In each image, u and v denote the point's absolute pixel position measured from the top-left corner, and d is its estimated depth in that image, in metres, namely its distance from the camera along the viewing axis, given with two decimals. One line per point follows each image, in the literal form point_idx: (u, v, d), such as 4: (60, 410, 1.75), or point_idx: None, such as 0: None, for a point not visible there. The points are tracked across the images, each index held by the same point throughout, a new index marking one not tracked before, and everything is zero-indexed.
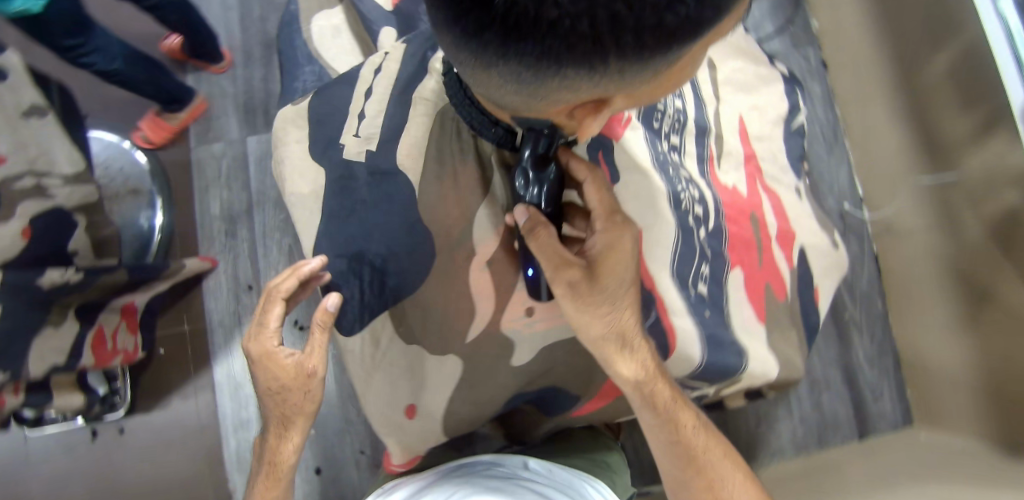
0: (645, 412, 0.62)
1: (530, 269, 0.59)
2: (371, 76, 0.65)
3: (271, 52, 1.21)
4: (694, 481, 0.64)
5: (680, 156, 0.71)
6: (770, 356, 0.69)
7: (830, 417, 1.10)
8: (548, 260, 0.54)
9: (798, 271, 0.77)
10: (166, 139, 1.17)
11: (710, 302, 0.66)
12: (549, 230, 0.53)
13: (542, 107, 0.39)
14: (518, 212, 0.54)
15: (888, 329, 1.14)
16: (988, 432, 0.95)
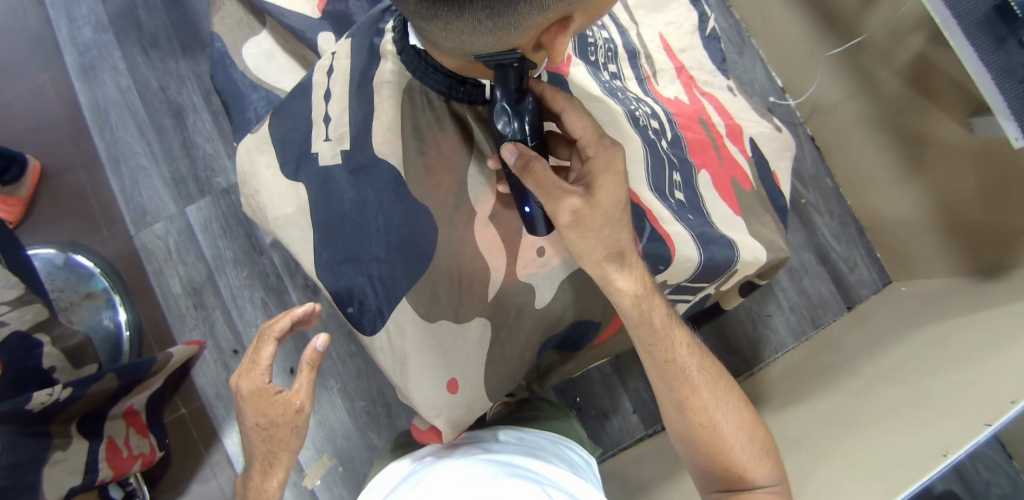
0: (642, 331, 0.65)
1: (527, 208, 0.64)
2: (326, 78, 0.68)
3: (182, 119, 1.17)
4: (689, 403, 0.66)
5: (622, 81, 0.78)
6: (754, 240, 0.73)
7: (816, 298, 1.16)
8: (545, 193, 0.58)
9: (755, 161, 0.82)
10: (103, 235, 1.13)
11: (690, 206, 0.72)
12: (540, 165, 0.56)
13: (516, 40, 0.48)
14: (506, 152, 0.56)
15: (842, 201, 1.21)
16: (954, 263, 1.04)
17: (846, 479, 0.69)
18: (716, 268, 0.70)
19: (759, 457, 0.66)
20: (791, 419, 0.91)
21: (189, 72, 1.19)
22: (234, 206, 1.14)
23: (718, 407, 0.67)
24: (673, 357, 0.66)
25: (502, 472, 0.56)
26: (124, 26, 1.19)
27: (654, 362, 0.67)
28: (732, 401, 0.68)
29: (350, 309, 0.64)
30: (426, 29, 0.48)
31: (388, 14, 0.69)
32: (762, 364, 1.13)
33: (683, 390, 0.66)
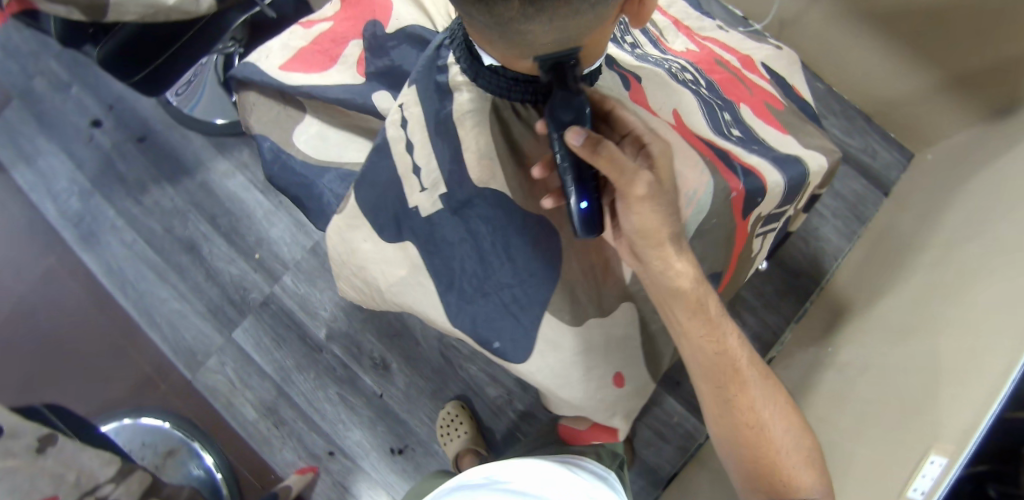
0: (692, 324, 0.65)
1: (584, 202, 0.54)
2: (401, 133, 0.65)
3: (196, 251, 1.18)
4: (735, 402, 0.68)
5: (642, 48, 0.77)
6: (812, 150, 0.74)
7: (853, 197, 1.17)
8: (621, 172, 0.55)
9: (776, 83, 0.83)
10: (156, 389, 1.12)
11: (751, 138, 0.72)
12: (610, 148, 0.53)
13: (602, 14, 0.48)
14: (573, 134, 0.52)
15: (841, 98, 1.22)
16: (976, 112, 1.03)
17: (951, 346, 0.69)
18: (790, 185, 0.70)
19: (807, 464, 0.67)
20: (884, 311, 0.89)
21: (186, 204, 1.20)
22: (278, 314, 1.14)
23: (767, 405, 0.68)
24: (726, 348, 0.67)
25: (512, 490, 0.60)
26: (111, 185, 1.21)
27: (701, 355, 0.67)
28: (781, 402, 0.69)
29: (495, 345, 0.66)
30: (518, 26, 0.46)
31: (443, 49, 0.66)
32: (829, 274, 1.14)
33: (732, 386, 0.68)
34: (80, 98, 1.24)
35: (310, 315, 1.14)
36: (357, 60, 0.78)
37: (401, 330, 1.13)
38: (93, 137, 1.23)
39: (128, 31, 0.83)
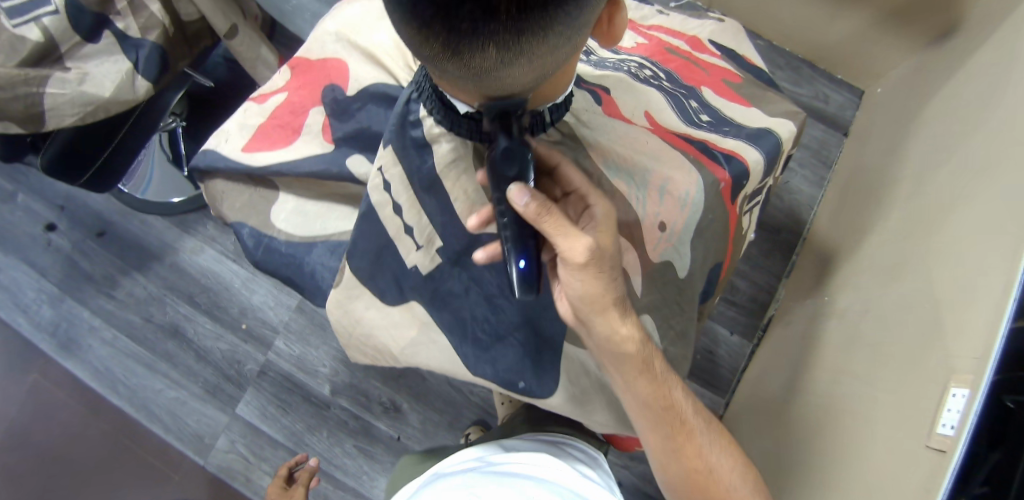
0: (640, 381, 0.64)
1: (523, 260, 0.54)
2: (385, 197, 0.65)
3: (182, 335, 1.14)
4: (683, 452, 0.68)
5: (596, 53, 0.78)
6: (780, 116, 0.75)
7: (814, 146, 1.20)
8: (563, 235, 0.56)
9: (725, 58, 0.84)
10: (168, 483, 1.08)
11: (720, 121, 0.73)
12: (554, 210, 0.54)
13: (577, 42, 0.46)
14: (516, 194, 0.52)
15: (784, 52, 1.24)
16: (917, 40, 1.06)
17: (942, 278, 0.70)
18: (768, 159, 0.71)
19: None
20: (872, 249, 0.91)
21: (161, 290, 1.16)
22: (278, 380, 1.12)
23: (713, 452, 0.69)
24: (673, 402, 0.67)
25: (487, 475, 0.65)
26: (81, 287, 1.17)
27: (651, 410, 0.66)
28: (725, 448, 0.71)
29: (522, 386, 0.66)
30: (497, 74, 0.43)
31: (413, 103, 0.65)
32: (808, 224, 1.17)
33: (680, 437, 0.68)
34: (28, 205, 1.19)
35: (309, 374, 1.12)
36: (322, 126, 0.76)
37: (405, 369, 1.12)
38: (50, 241, 1.18)
39: (64, 135, 0.80)
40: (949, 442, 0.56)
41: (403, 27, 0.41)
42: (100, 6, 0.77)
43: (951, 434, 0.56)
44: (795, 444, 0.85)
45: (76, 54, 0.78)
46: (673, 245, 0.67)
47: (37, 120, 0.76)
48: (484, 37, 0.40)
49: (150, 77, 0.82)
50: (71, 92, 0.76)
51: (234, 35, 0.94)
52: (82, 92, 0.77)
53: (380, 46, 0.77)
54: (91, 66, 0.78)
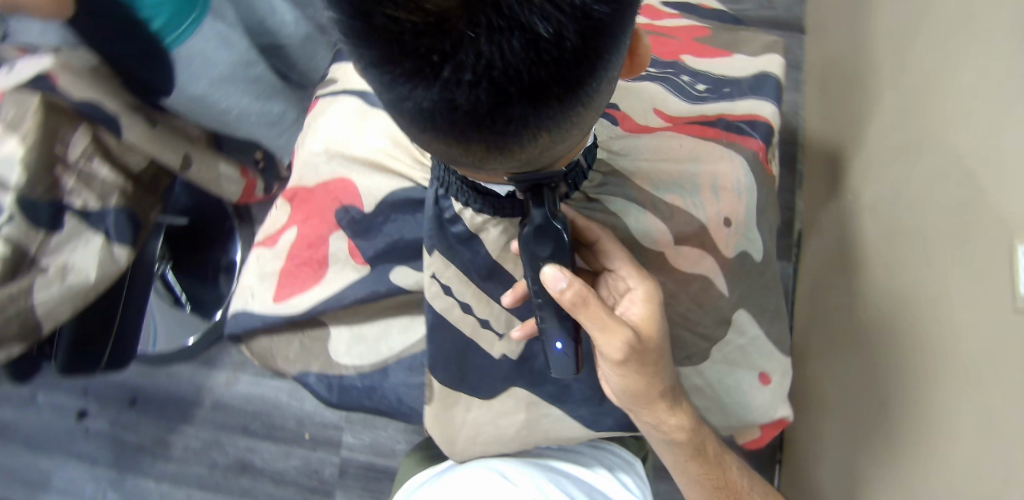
0: (692, 464, 0.67)
1: (558, 343, 0.52)
2: (450, 300, 0.65)
3: (252, 466, 1.13)
4: None
5: None
6: (762, 56, 0.77)
7: None
8: (606, 325, 0.55)
9: (685, 16, 0.85)
10: None
11: (718, 84, 0.74)
12: (593, 303, 0.52)
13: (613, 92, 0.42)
14: (553, 275, 0.50)
15: None
16: None
17: (971, 152, 0.68)
18: (778, 103, 0.74)
19: None
20: (878, 135, 0.89)
21: (214, 432, 1.15)
22: (362, 472, 1.10)
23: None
24: (726, 483, 0.69)
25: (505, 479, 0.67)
26: (134, 459, 1.14)
27: (702, 489, 0.69)
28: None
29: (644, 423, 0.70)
30: (542, 154, 0.41)
31: (443, 199, 0.63)
32: (801, 129, 1.16)
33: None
34: (50, 401, 1.16)
35: (388, 456, 1.11)
36: (347, 251, 0.73)
37: None
38: (87, 427, 1.16)
39: (68, 331, 0.78)
40: None
41: (443, 145, 0.38)
42: (50, 193, 0.73)
43: None
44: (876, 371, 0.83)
45: (48, 250, 0.73)
46: (744, 233, 0.66)
47: (34, 332, 0.73)
48: (532, 128, 0.37)
49: (126, 241, 0.81)
50: (58, 291, 0.73)
51: (189, 166, 0.95)
52: (71, 285, 0.74)
53: (371, 149, 0.74)
54: (66, 254, 0.75)
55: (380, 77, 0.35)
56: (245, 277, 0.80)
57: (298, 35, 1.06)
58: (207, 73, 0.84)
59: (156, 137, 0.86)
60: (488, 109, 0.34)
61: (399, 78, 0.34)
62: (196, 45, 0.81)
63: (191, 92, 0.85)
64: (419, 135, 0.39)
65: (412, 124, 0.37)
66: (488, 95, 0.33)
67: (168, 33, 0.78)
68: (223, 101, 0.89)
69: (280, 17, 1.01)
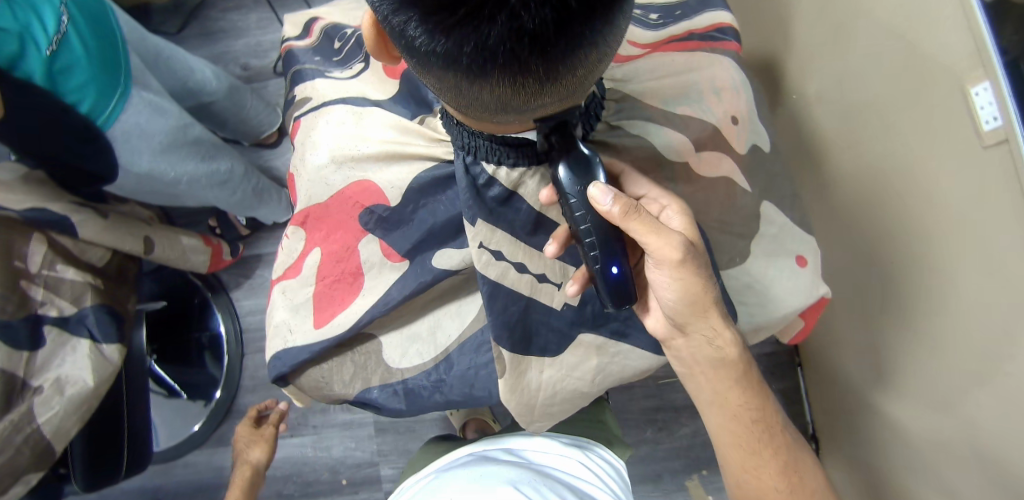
0: (734, 389, 0.68)
1: (614, 266, 0.56)
2: (502, 264, 0.66)
3: None
4: (773, 465, 0.69)
5: None
6: None
7: None
8: (656, 236, 0.58)
9: None
10: None
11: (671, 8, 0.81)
12: (640, 209, 0.57)
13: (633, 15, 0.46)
14: (598, 193, 0.54)
15: None
16: None
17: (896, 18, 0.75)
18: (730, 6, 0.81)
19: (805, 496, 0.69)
20: (799, 28, 0.95)
21: None
22: None
23: (806, 460, 0.70)
24: (763, 418, 0.69)
25: (504, 476, 0.65)
26: None
27: (738, 423, 0.69)
28: (809, 461, 0.71)
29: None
30: (587, 76, 0.45)
31: (473, 165, 0.64)
32: None
33: (767, 451, 0.69)
34: None
35: None
36: (383, 253, 0.72)
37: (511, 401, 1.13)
38: None
39: (80, 444, 0.71)
40: (1001, 130, 0.62)
41: (505, 83, 0.42)
42: (23, 309, 0.70)
43: (1000, 123, 0.62)
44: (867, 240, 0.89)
45: (35, 369, 0.70)
46: (749, 127, 0.75)
47: (47, 453, 0.69)
48: (580, 48, 0.41)
49: (113, 339, 0.76)
50: (60, 406, 0.69)
51: (153, 248, 0.94)
52: (71, 397, 0.70)
53: (379, 144, 0.74)
54: (55, 369, 0.71)
55: (448, 28, 0.39)
56: (275, 315, 0.76)
57: (223, 89, 1.04)
58: (150, 145, 0.81)
59: (113, 226, 0.85)
60: (553, 31, 0.39)
61: (469, 20, 0.38)
62: (129, 120, 0.76)
63: (136, 169, 0.81)
64: (482, 81, 0.42)
65: (477, 71, 0.41)
66: (552, 15, 0.38)
67: (99, 115, 0.72)
68: (171, 171, 0.86)
69: (200, 74, 0.98)
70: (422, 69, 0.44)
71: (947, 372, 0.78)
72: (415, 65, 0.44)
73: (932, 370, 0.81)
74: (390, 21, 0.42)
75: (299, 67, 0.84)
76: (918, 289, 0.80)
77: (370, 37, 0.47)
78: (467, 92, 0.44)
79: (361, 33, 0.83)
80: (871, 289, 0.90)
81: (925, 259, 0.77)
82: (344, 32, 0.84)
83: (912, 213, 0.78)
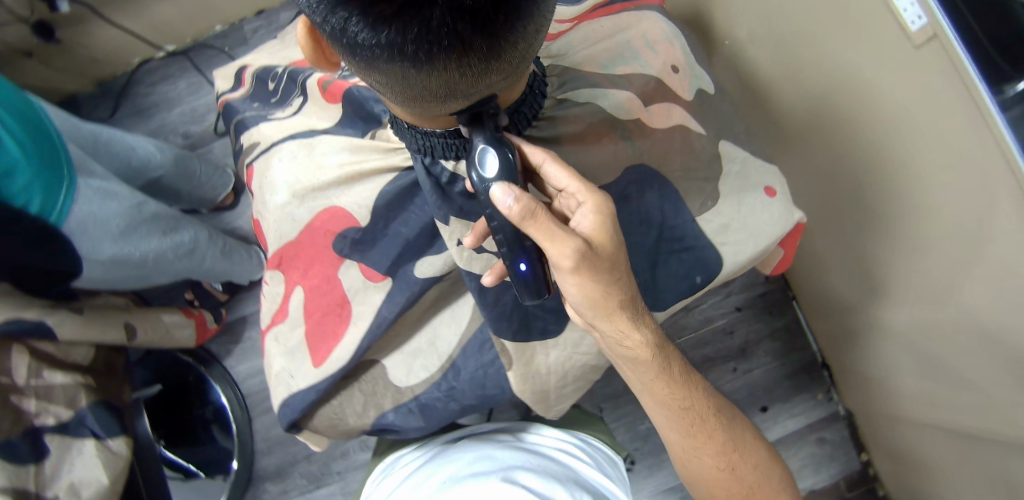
0: (658, 384, 0.70)
1: (523, 265, 0.57)
2: (485, 257, 0.67)
3: None
4: (704, 445, 0.73)
5: None
6: None
7: None
8: (555, 236, 0.57)
9: None
10: None
11: None
12: (542, 212, 0.55)
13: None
14: (500, 193, 0.54)
15: None
16: None
17: None
18: None
19: (743, 471, 0.73)
20: None
21: None
22: None
23: (742, 433, 0.74)
24: (693, 403, 0.72)
25: (489, 460, 0.66)
26: None
27: (670, 411, 0.72)
28: (743, 436, 0.74)
29: (700, 278, 0.71)
30: (528, 48, 0.46)
31: (434, 164, 0.66)
32: None
33: (701, 435, 0.72)
34: None
35: None
36: (365, 276, 0.71)
37: None
38: None
39: None
40: (928, 28, 0.66)
41: (452, 65, 0.43)
42: (20, 424, 0.69)
43: (925, 21, 0.66)
44: (827, 161, 0.91)
45: (47, 479, 0.69)
46: (689, 74, 0.76)
47: None
48: (520, 20, 0.42)
49: (117, 432, 0.77)
50: None
51: (136, 332, 0.93)
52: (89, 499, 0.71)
53: (338, 169, 0.74)
54: (67, 475, 0.71)
55: (390, 18, 0.39)
56: (273, 365, 0.74)
57: (169, 161, 1.02)
58: (109, 231, 0.79)
59: (92, 324, 0.83)
60: (491, 5, 0.39)
61: (408, 7, 0.38)
62: (81, 210, 0.75)
63: (100, 258, 0.79)
64: (426, 67, 0.43)
65: (422, 57, 0.42)
66: None
67: (50, 214, 0.70)
68: (136, 251, 0.84)
69: (143, 151, 0.97)
70: (367, 67, 0.44)
71: (936, 266, 0.80)
72: (359, 64, 0.45)
73: (920, 268, 0.83)
74: (326, 23, 0.42)
75: (241, 116, 0.83)
76: (883, 194, 0.83)
77: (305, 45, 0.51)
78: (415, 81, 0.45)
79: (291, 69, 0.82)
80: (845, 204, 0.92)
81: (886, 161, 0.80)
82: (275, 71, 0.84)
83: (868, 122, 0.80)
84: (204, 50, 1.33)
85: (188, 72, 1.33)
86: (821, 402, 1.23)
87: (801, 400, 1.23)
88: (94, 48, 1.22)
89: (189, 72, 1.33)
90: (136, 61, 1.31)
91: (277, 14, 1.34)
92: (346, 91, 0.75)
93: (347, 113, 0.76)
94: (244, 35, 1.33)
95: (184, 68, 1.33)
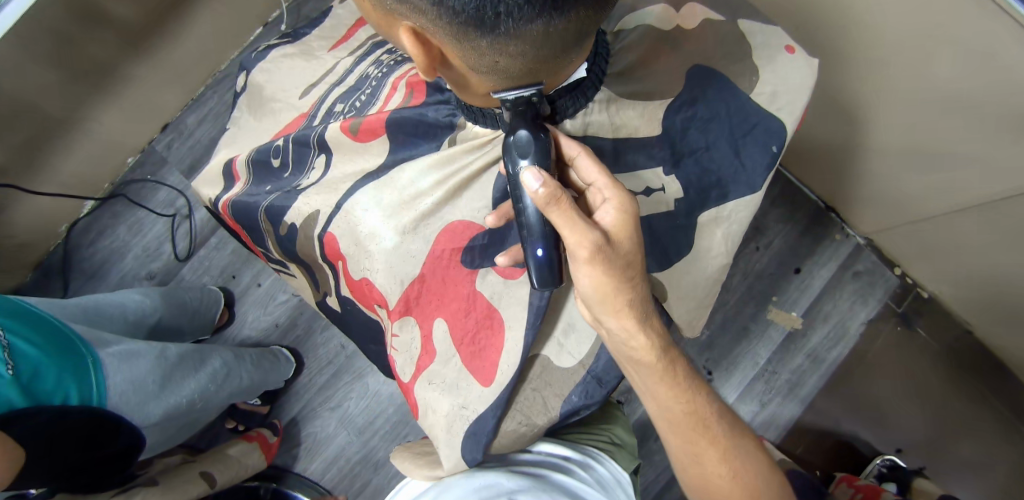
0: (661, 387, 0.67)
1: (540, 248, 0.59)
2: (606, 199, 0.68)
3: None
4: (698, 451, 0.68)
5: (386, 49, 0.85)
6: None
7: None
8: (578, 226, 0.58)
9: None
10: None
11: None
12: (567, 200, 0.57)
13: None
14: (532, 176, 0.56)
15: None
16: None
17: None
18: None
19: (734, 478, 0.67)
20: None
21: None
22: None
23: (744, 437, 0.69)
24: (696, 407, 0.68)
25: (496, 491, 0.62)
26: None
27: (670, 415, 0.68)
28: (747, 445, 0.69)
29: (777, 147, 0.72)
30: None
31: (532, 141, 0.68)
32: None
33: (703, 442, 0.68)
34: None
35: None
36: (504, 277, 0.70)
37: None
38: None
39: None
40: None
41: (585, 6, 0.48)
42: None
43: None
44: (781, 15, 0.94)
45: None
46: None
47: None
48: None
49: None
50: None
51: (214, 477, 0.92)
52: None
53: (435, 190, 0.71)
54: None
55: None
56: (440, 407, 0.70)
57: (161, 304, 0.98)
58: (150, 390, 0.75)
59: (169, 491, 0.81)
60: None
61: None
62: (115, 380, 0.71)
63: (152, 421, 0.75)
64: (565, 13, 0.48)
65: (562, 3, 0.47)
66: None
67: (90, 396, 0.67)
68: (181, 397, 0.80)
69: (134, 302, 0.93)
70: (510, 32, 0.48)
71: (903, 75, 0.84)
72: (497, 38, 0.49)
73: (889, 81, 0.87)
74: (470, 5, 0.46)
75: (264, 204, 0.79)
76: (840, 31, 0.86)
77: (419, 58, 0.53)
78: (554, 33, 0.49)
79: (291, 138, 0.81)
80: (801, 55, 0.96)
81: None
82: (273, 147, 0.82)
83: None
84: (134, 183, 1.26)
85: (127, 210, 1.25)
86: (841, 242, 1.24)
87: (825, 247, 1.24)
88: (19, 233, 1.14)
89: (130, 209, 1.25)
90: (63, 228, 1.22)
91: (183, 121, 1.28)
92: (389, 120, 0.74)
93: (397, 138, 0.74)
94: (160, 155, 1.27)
95: (121, 209, 1.25)
